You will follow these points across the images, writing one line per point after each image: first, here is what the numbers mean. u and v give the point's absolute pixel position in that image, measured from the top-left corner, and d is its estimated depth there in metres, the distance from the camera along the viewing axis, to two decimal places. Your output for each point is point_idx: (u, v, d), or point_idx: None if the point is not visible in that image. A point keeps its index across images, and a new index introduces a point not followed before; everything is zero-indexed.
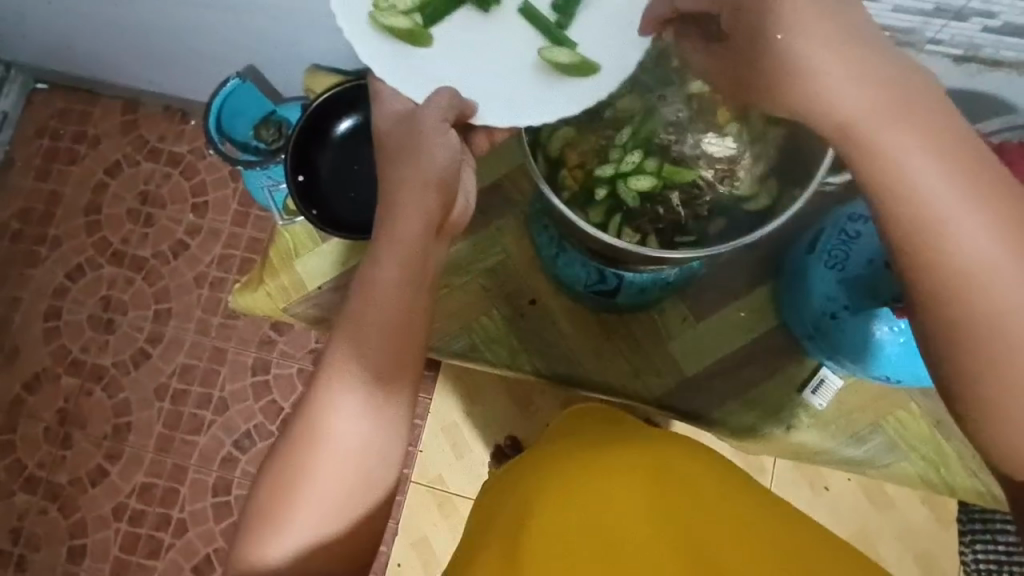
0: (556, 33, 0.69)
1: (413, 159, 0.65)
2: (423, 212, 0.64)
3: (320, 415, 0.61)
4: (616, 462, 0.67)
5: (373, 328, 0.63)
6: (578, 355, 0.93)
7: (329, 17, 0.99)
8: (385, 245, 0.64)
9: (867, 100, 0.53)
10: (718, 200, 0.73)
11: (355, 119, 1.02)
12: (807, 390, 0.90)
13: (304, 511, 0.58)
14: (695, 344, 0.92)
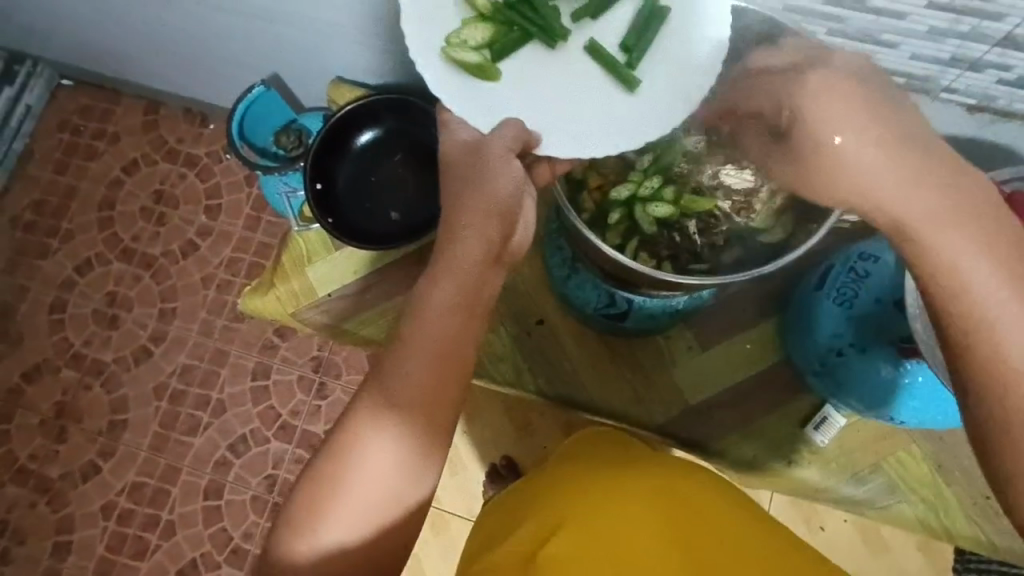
0: (624, 72, 0.69)
1: (475, 184, 0.63)
2: (484, 236, 0.62)
3: (370, 416, 0.59)
4: (630, 481, 0.69)
5: (421, 353, 0.60)
6: (582, 377, 0.94)
7: (355, 32, 1.01)
8: (440, 266, 0.62)
9: (926, 203, 0.55)
10: (730, 231, 0.75)
11: (376, 132, 1.03)
12: (810, 426, 0.90)
13: (339, 514, 0.56)
14: (700, 373, 0.92)
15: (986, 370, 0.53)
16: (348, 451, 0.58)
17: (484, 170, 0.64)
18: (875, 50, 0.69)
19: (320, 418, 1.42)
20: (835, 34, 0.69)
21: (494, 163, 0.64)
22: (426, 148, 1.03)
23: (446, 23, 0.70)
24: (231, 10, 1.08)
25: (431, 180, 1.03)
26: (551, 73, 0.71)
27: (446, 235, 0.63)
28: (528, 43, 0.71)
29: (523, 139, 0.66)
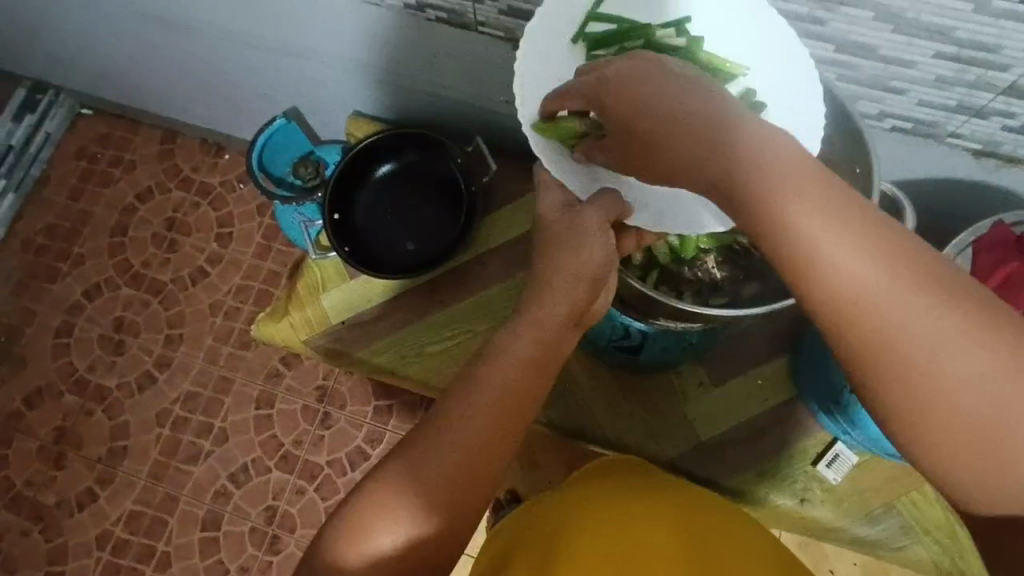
0: None
1: (570, 252, 0.63)
2: (570, 299, 0.63)
3: (445, 432, 0.56)
4: (635, 503, 0.68)
5: (489, 391, 0.58)
6: (594, 411, 0.94)
7: (379, 70, 1.04)
8: (528, 321, 0.62)
9: (817, 238, 0.44)
10: (743, 266, 0.76)
11: (394, 164, 1.07)
12: (822, 463, 0.89)
13: (397, 527, 0.54)
14: (712, 408, 0.93)
15: (918, 428, 0.43)
16: (407, 467, 0.56)
17: (578, 234, 0.64)
18: (885, 96, 0.72)
19: (322, 449, 1.41)
20: (847, 80, 0.72)
21: (588, 230, 0.64)
22: (444, 179, 1.06)
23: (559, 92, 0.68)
24: (259, 47, 1.11)
25: (447, 211, 1.05)
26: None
27: (531, 294, 0.64)
28: None
29: (619, 210, 0.65)
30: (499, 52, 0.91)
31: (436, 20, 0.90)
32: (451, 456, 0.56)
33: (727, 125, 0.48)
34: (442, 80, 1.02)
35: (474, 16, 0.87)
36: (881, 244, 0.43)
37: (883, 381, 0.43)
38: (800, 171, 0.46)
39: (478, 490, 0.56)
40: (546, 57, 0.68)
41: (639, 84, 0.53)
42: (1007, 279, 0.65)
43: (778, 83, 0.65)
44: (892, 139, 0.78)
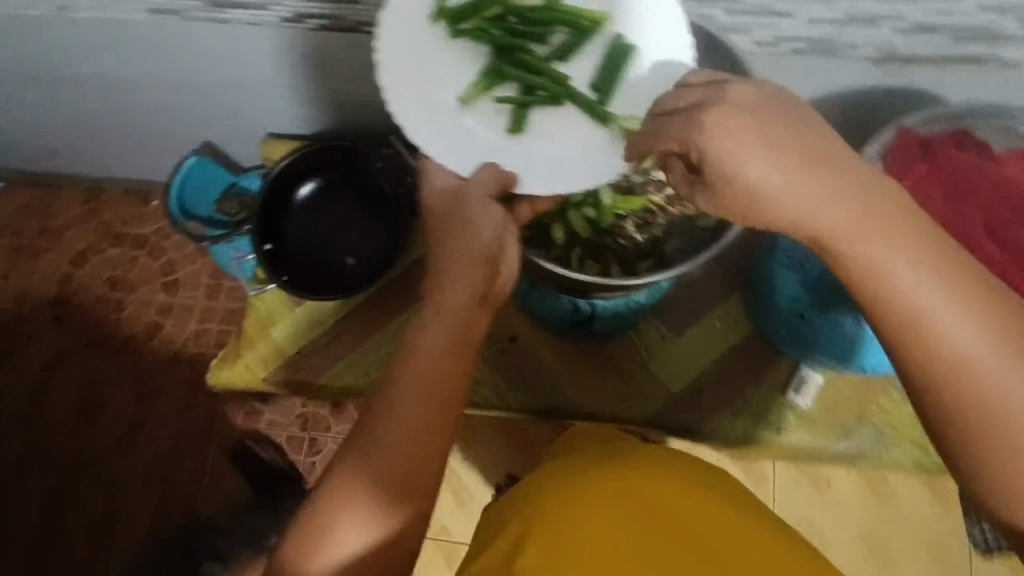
0: (596, 109, 0.64)
1: (458, 237, 0.61)
2: (473, 284, 0.60)
3: (381, 434, 0.56)
4: (608, 481, 0.63)
5: (413, 392, 0.57)
6: (564, 386, 0.95)
7: (275, 87, 0.99)
8: (434, 313, 0.59)
9: (951, 317, 0.42)
10: (662, 226, 0.75)
11: (318, 182, 1.03)
12: (790, 391, 0.91)
13: (352, 531, 0.55)
14: (677, 359, 0.93)
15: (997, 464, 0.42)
16: (353, 481, 0.56)
17: (461, 216, 0.62)
18: (775, 21, 0.72)
19: (316, 475, 1.40)
20: (735, 13, 0.71)
21: (473, 211, 0.62)
22: (369, 190, 1.03)
23: (430, 75, 0.67)
24: (145, 89, 1.04)
25: (376, 222, 1.03)
26: (530, 113, 0.67)
27: (432, 285, 0.61)
28: (501, 83, 0.67)
29: (503, 180, 0.64)
30: None
31: (319, 27, 0.84)
32: (392, 463, 0.56)
33: (811, 165, 0.44)
34: (341, 88, 0.98)
35: (354, 19, 0.82)
36: (965, 287, 0.43)
37: (963, 423, 0.42)
38: (884, 212, 0.44)
39: (424, 486, 0.57)
40: (405, 40, 0.66)
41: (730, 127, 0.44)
42: (920, 183, 0.66)
43: (644, 23, 0.65)
44: (794, 61, 0.78)
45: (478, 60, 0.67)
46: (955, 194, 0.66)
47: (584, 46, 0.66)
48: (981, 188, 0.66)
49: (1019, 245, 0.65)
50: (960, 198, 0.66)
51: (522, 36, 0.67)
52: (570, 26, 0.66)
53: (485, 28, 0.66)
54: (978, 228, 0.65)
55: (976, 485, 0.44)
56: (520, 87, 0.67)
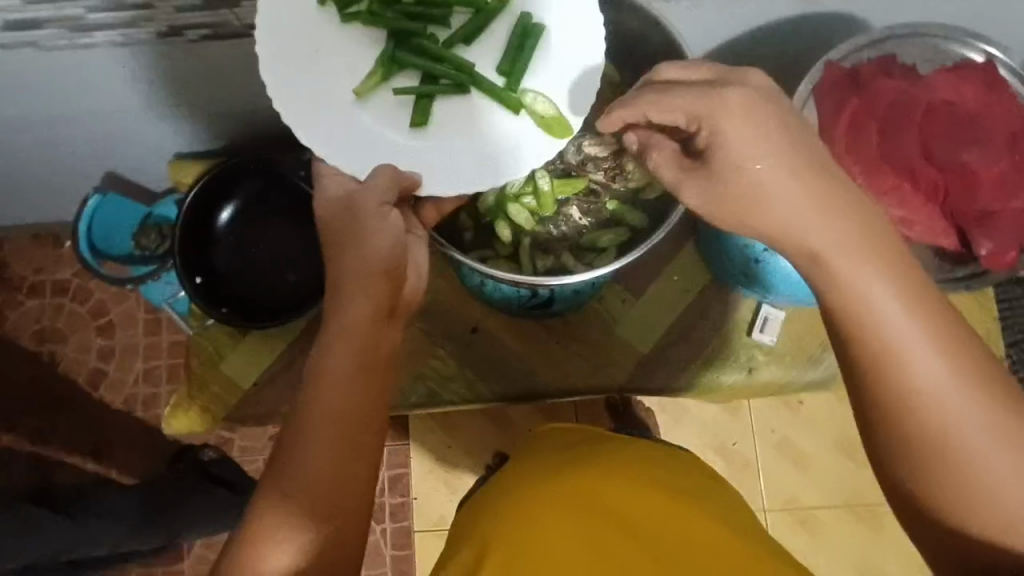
0: (505, 96, 0.60)
1: (350, 248, 0.59)
2: (370, 297, 0.58)
3: (295, 452, 0.57)
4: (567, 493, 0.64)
5: (324, 413, 0.57)
6: (534, 367, 0.94)
7: (165, 110, 0.89)
8: (332, 332, 0.58)
9: (886, 306, 0.50)
10: (609, 211, 0.71)
11: (236, 205, 0.96)
12: (755, 330, 0.92)
13: (275, 553, 0.55)
14: (641, 321, 0.93)
15: (923, 432, 0.49)
16: (276, 508, 0.56)
17: (357, 222, 0.59)
18: None
19: None
20: None
21: (368, 220, 0.58)
22: (290, 204, 0.97)
23: (324, 73, 0.61)
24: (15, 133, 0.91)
25: (300, 237, 0.97)
26: (434, 103, 0.62)
27: (331, 301, 0.60)
28: (401, 73, 0.62)
29: (401, 184, 0.59)
30: None
31: (201, 39, 0.74)
32: (315, 483, 0.56)
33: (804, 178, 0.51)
34: (242, 98, 0.88)
35: (240, 22, 0.72)
36: (925, 305, 0.51)
37: (900, 420, 0.50)
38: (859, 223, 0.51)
39: (349, 498, 0.57)
40: (290, 35, 0.60)
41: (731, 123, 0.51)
42: (854, 118, 0.65)
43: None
44: (709, 3, 0.75)
45: (377, 48, 0.62)
46: (887, 124, 0.65)
47: (489, 27, 0.62)
48: (916, 113, 0.65)
49: (957, 167, 0.65)
50: (895, 127, 0.66)
51: (420, 18, 0.62)
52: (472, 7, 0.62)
53: (377, 11, 0.62)
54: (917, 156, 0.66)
55: (916, 450, 0.50)
56: (421, 76, 0.62)
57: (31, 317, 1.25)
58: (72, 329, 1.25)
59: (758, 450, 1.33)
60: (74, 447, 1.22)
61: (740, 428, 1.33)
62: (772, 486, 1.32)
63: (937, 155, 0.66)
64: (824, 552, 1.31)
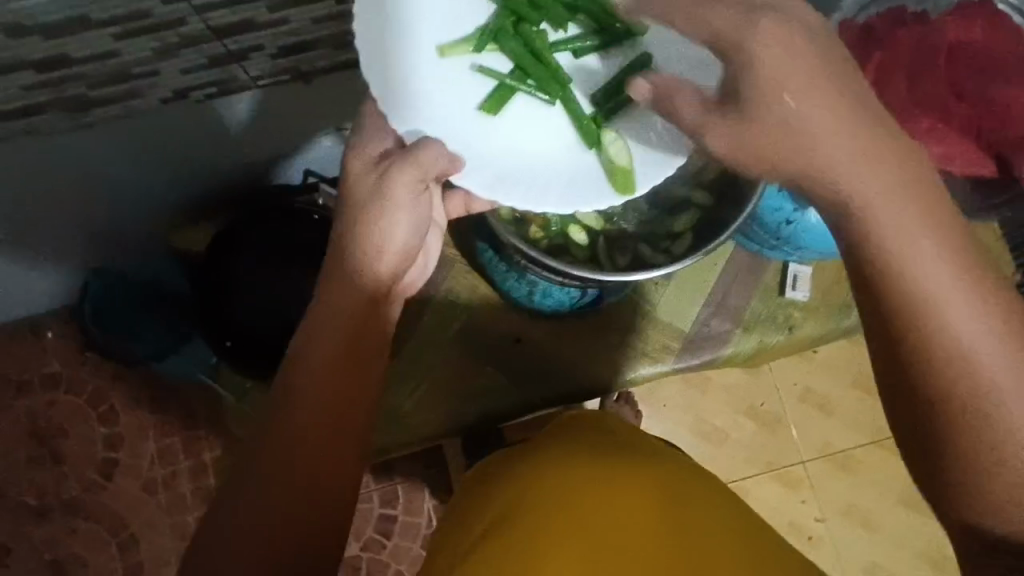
0: (587, 125, 0.62)
1: (366, 217, 0.56)
2: (369, 277, 0.56)
3: (275, 435, 0.53)
4: (583, 498, 0.64)
5: (306, 401, 0.53)
6: (586, 364, 0.94)
7: (165, 182, 0.86)
8: (320, 313, 0.56)
9: None
10: (673, 196, 0.71)
11: (250, 260, 0.91)
12: (787, 289, 0.93)
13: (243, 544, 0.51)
14: (677, 300, 0.94)
15: None
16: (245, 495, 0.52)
17: (378, 202, 0.55)
18: None
19: None
20: None
21: (397, 191, 0.55)
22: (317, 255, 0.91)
23: (416, 20, 0.59)
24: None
25: None
26: (510, 97, 0.61)
27: (330, 271, 0.57)
28: (495, 59, 0.61)
29: (440, 164, 0.56)
30: (291, 97, 0.75)
31: (206, 97, 0.71)
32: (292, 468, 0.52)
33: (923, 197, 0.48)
34: (244, 158, 0.85)
35: (247, 74, 0.69)
36: None
37: None
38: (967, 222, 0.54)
39: (328, 483, 0.53)
40: None
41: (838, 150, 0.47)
42: (880, 68, 0.71)
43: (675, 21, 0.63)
44: None
45: (485, 19, 0.61)
46: (913, 70, 0.70)
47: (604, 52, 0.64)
48: (939, 57, 0.70)
49: (993, 98, 0.69)
50: (921, 70, 0.70)
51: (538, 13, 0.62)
52: (596, 29, 0.64)
53: None
54: (948, 95, 0.70)
55: None
56: (512, 65, 0.61)
57: (27, 417, 1.17)
58: (72, 424, 1.18)
59: (784, 404, 1.37)
60: (100, 544, 1.15)
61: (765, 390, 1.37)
62: (804, 437, 1.36)
63: (960, 93, 0.70)
64: (864, 489, 1.36)
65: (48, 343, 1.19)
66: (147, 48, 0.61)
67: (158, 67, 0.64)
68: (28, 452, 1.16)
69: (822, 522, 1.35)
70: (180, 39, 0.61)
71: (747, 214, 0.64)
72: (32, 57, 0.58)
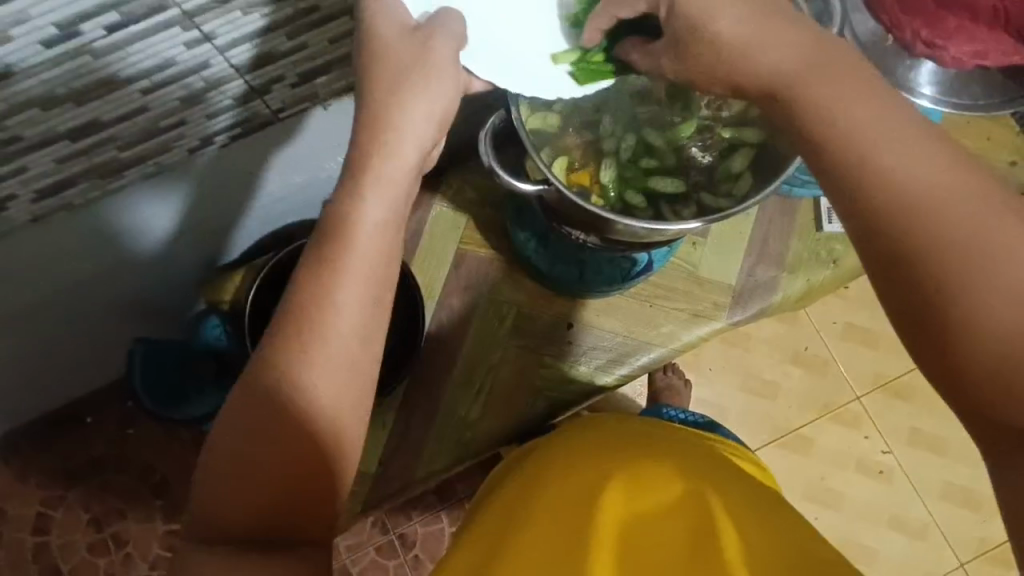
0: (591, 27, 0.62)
1: (410, 76, 0.50)
2: (424, 145, 0.50)
3: (309, 310, 0.45)
4: (575, 494, 0.64)
5: (360, 277, 0.47)
6: (648, 335, 0.94)
7: (197, 237, 0.85)
8: (366, 181, 0.48)
9: None
10: (726, 138, 0.71)
11: None
12: (824, 224, 0.94)
13: (282, 442, 0.45)
14: (718, 255, 0.94)
15: None
16: (274, 389, 0.45)
17: (426, 67, 0.50)
18: None
19: None
20: None
21: (437, 52, 0.51)
22: None
23: None
24: (32, 323, 0.81)
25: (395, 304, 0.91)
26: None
27: (364, 130, 0.49)
28: None
29: (450, 27, 0.53)
30: (310, 125, 0.75)
31: (232, 139, 0.71)
32: (332, 355, 0.45)
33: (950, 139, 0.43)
34: (266, 193, 0.83)
35: (268, 108, 0.70)
36: None
37: None
38: None
39: (364, 373, 0.47)
40: None
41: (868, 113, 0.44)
42: None
43: None
44: None
45: None
46: None
47: None
48: None
49: None
50: None
51: None
52: None
53: None
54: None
55: None
56: None
57: (72, 515, 1.10)
58: (128, 504, 1.11)
59: (828, 344, 1.29)
60: None
61: (806, 333, 1.29)
62: (855, 372, 1.28)
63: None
64: (926, 413, 1.28)
65: (84, 429, 1.11)
66: (174, 99, 0.61)
67: (185, 116, 0.64)
68: (89, 539, 1.10)
69: (889, 453, 1.27)
70: (204, 83, 0.62)
71: (799, 160, 0.64)
72: (64, 127, 0.59)
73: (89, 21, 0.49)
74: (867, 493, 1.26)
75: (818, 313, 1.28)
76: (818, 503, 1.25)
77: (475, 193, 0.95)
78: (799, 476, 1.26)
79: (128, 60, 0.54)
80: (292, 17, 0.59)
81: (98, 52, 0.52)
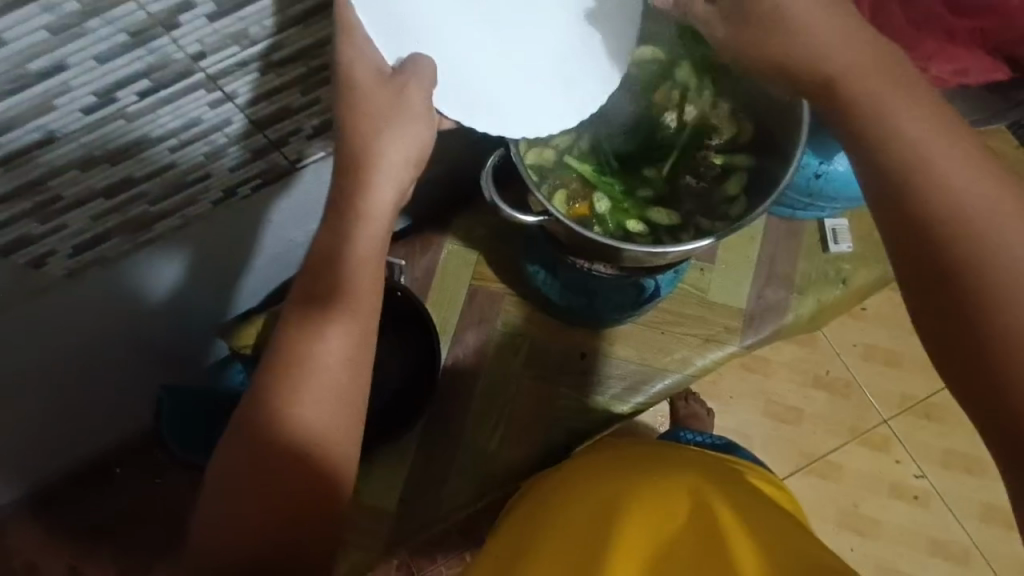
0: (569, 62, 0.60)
1: (384, 123, 0.52)
2: (403, 182, 0.54)
3: (301, 344, 0.49)
4: (593, 515, 0.64)
5: (347, 310, 0.50)
6: (660, 361, 0.95)
7: (219, 282, 0.89)
8: (348, 223, 0.52)
9: None
10: (719, 164, 0.74)
11: None
12: (830, 244, 0.95)
13: (278, 470, 0.47)
14: (726, 279, 0.95)
15: None
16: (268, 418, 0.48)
17: (402, 111, 0.52)
18: None
19: None
20: None
21: (413, 98, 0.51)
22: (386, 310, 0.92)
23: None
24: (68, 374, 0.85)
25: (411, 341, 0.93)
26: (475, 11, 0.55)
27: (346, 177, 0.53)
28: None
29: (418, 70, 0.51)
30: (320, 173, 0.79)
31: (253, 190, 0.76)
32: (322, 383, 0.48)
33: (940, 153, 0.46)
34: (277, 236, 0.87)
35: (286, 160, 0.74)
36: None
37: None
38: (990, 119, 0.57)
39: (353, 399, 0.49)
40: None
41: (917, 126, 0.47)
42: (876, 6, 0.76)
43: None
44: None
45: None
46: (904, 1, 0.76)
47: None
48: None
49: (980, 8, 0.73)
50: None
51: None
52: None
53: None
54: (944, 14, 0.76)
55: None
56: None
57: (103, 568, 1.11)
58: (156, 554, 1.12)
59: (849, 365, 1.27)
60: None
61: (825, 356, 1.28)
62: (878, 393, 1.26)
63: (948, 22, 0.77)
64: (956, 433, 1.25)
65: (115, 479, 1.14)
66: (199, 155, 0.66)
67: (208, 170, 0.69)
68: None
69: (924, 477, 1.23)
70: (227, 139, 0.66)
71: (790, 176, 0.65)
72: (100, 185, 0.63)
73: (124, 88, 0.54)
74: (904, 518, 1.22)
75: (835, 334, 1.28)
76: (854, 531, 1.22)
77: (484, 230, 0.98)
78: (831, 503, 1.22)
79: (159, 122, 0.59)
80: (305, 75, 0.63)
81: (130, 116, 0.57)
